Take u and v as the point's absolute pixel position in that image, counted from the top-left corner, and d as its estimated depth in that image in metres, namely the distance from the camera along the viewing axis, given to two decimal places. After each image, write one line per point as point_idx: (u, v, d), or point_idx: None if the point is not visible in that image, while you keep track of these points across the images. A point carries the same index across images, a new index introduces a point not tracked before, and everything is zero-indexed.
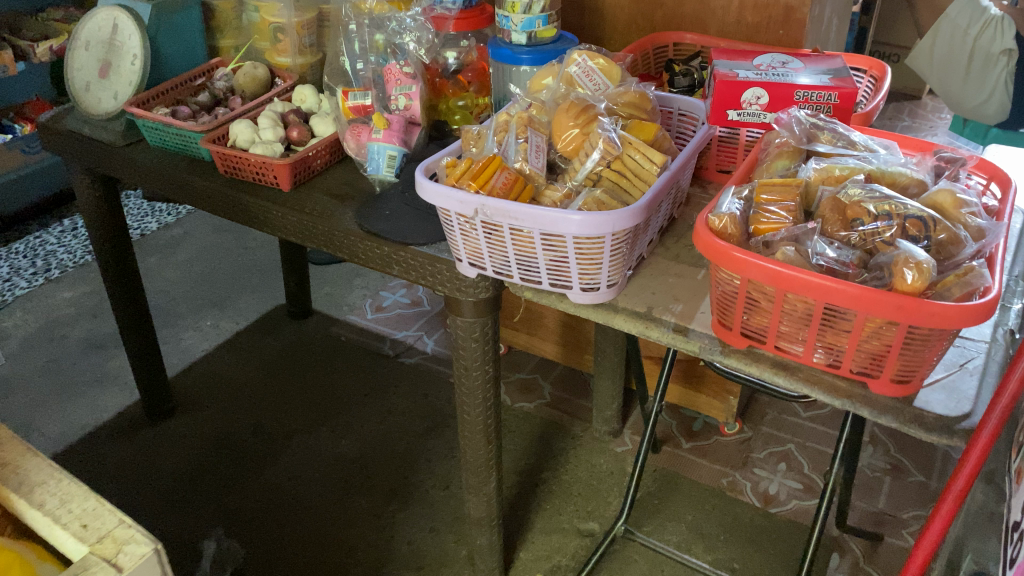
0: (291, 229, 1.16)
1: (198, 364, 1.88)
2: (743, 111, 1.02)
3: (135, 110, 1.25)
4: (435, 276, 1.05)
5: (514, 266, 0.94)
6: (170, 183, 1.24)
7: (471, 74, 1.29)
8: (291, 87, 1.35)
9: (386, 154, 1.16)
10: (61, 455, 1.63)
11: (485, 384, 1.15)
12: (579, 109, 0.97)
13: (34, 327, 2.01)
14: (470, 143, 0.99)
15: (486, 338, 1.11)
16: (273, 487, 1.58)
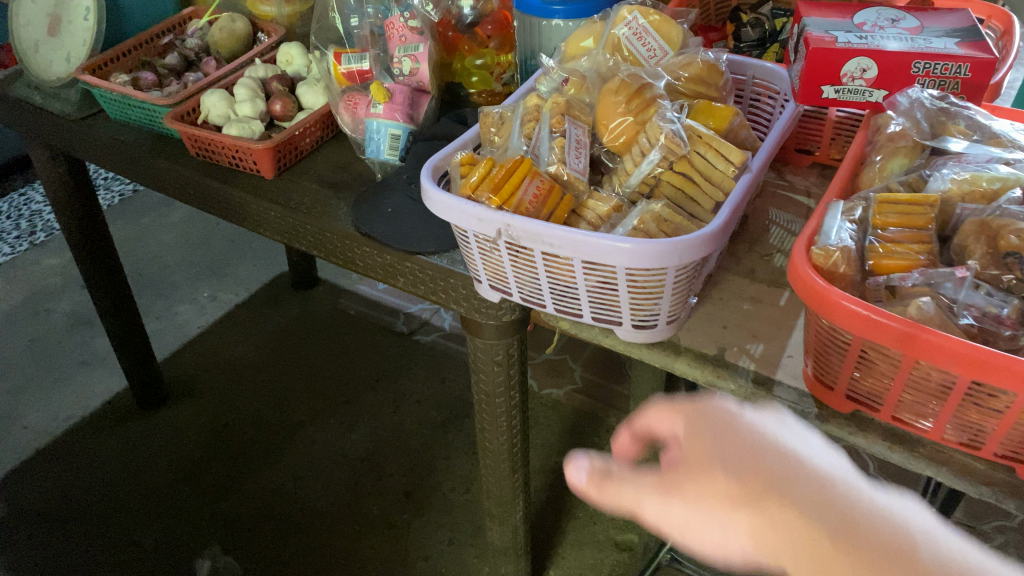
0: (275, 226, 0.96)
1: (195, 343, 1.72)
2: (843, 87, 0.78)
3: (87, 78, 1.03)
4: (449, 292, 0.86)
5: (547, 295, 0.74)
6: (135, 166, 1.04)
7: (491, 27, 1.07)
8: (277, 43, 1.12)
9: (388, 133, 0.95)
10: (44, 453, 1.49)
11: (510, 411, 0.97)
12: (633, 89, 0.74)
13: (18, 299, 1.84)
14: (489, 129, 0.79)
15: (510, 361, 0.91)
16: (275, 489, 1.43)
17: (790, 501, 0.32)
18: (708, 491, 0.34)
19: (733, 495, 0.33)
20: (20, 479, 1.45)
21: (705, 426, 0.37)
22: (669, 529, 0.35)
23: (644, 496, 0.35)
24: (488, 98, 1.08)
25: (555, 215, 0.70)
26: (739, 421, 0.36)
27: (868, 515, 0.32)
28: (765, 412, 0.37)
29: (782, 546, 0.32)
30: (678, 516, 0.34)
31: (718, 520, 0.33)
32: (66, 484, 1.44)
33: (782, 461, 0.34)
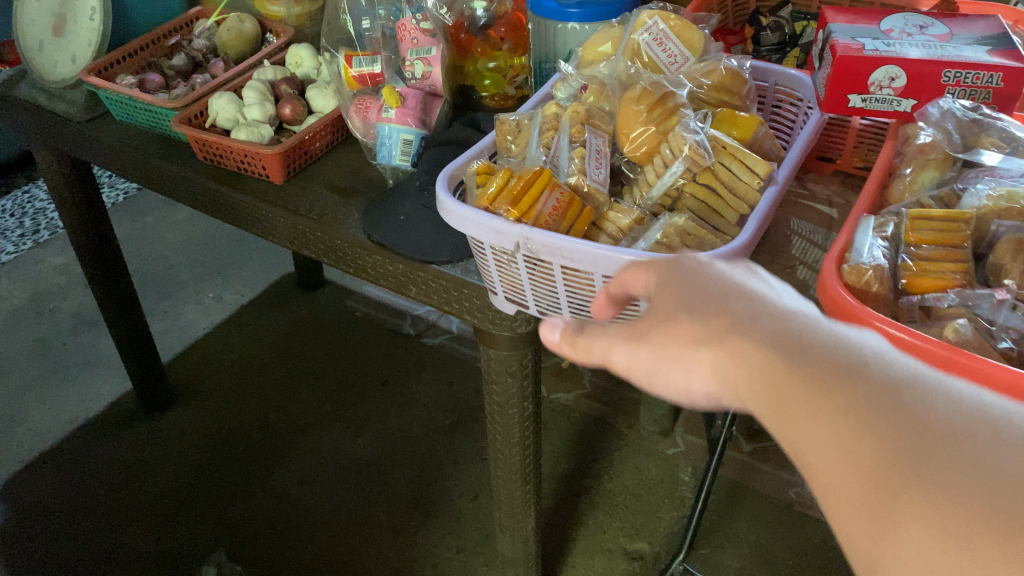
0: (284, 233, 0.94)
1: (200, 345, 1.70)
2: (870, 96, 0.75)
3: (93, 79, 1.01)
4: (463, 302, 0.83)
5: (565, 309, 0.72)
6: (141, 169, 1.02)
7: (504, 29, 1.05)
8: (287, 44, 1.10)
9: (400, 137, 0.93)
10: (48, 456, 1.48)
11: (523, 422, 0.95)
12: (655, 98, 0.72)
13: (21, 299, 1.82)
14: (506, 137, 0.77)
15: (524, 372, 0.89)
16: (282, 494, 1.41)
17: (741, 333, 0.42)
18: (674, 333, 0.44)
19: (693, 335, 0.43)
20: (24, 482, 1.44)
21: (672, 281, 0.47)
22: (646, 369, 0.46)
23: (622, 346, 0.47)
24: (501, 101, 1.06)
25: (576, 228, 0.68)
26: (706, 274, 0.46)
27: (801, 335, 0.40)
28: (732, 266, 0.47)
29: (733, 368, 0.41)
30: (651, 359, 0.45)
31: (683, 357, 0.44)
32: (70, 487, 1.42)
33: (735, 304, 0.43)
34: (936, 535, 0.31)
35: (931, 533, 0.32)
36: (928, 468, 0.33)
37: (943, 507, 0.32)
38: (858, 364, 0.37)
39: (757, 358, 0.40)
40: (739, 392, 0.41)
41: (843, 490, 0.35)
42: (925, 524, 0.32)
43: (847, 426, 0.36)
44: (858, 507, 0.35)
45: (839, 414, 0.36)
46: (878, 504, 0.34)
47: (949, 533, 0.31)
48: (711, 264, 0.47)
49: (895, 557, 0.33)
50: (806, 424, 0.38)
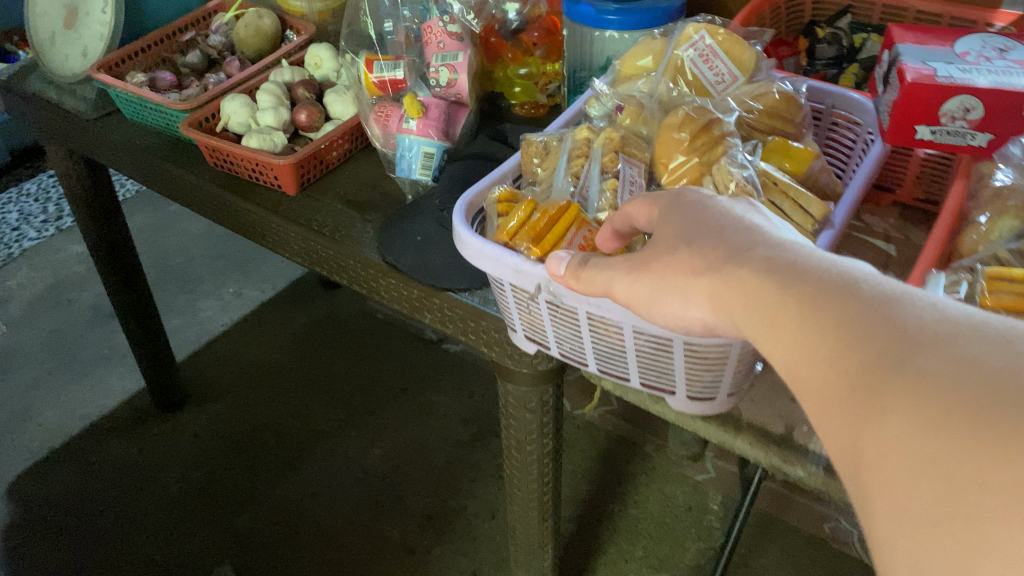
0: (295, 247, 0.88)
1: (217, 343, 1.66)
2: (940, 128, 0.67)
3: (102, 77, 0.96)
4: (480, 333, 0.77)
5: (590, 355, 0.65)
6: (151, 172, 0.97)
7: (537, 34, 0.98)
8: (307, 42, 1.04)
9: (421, 151, 0.87)
10: (58, 454, 1.45)
11: (542, 459, 0.88)
12: (699, 125, 0.65)
13: (40, 287, 1.80)
14: (532, 160, 0.70)
15: (544, 408, 0.83)
16: (292, 506, 1.36)
17: (731, 256, 0.43)
18: (676, 264, 0.46)
19: (696, 266, 0.45)
20: (33, 480, 1.41)
21: (672, 214, 0.49)
22: (645, 299, 0.48)
23: (621, 279, 0.49)
24: (532, 110, 1.00)
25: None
26: (704, 208, 0.48)
27: (792, 258, 0.41)
28: (732, 201, 0.48)
29: (725, 290, 0.43)
30: (650, 288, 0.47)
31: (680, 286, 0.45)
32: (79, 488, 1.39)
33: (729, 234, 0.45)
34: (912, 419, 0.32)
35: (909, 419, 0.32)
36: (908, 361, 0.33)
37: (917, 392, 0.32)
38: (845, 278, 0.38)
39: (748, 277, 0.41)
40: (731, 316, 0.43)
41: (826, 391, 0.36)
42: (902, 412, 0.32)
43: (832, 333, 0.36)
44: (842, 410, 0.35)
45: (824, 321, 0.37)
46: (862, 404, 0.34)
47: (928, 417, 0.31)
48: (711, 199, 0.49)
49: (876, 446, 0.33)
50: (793, 337, 0.38)
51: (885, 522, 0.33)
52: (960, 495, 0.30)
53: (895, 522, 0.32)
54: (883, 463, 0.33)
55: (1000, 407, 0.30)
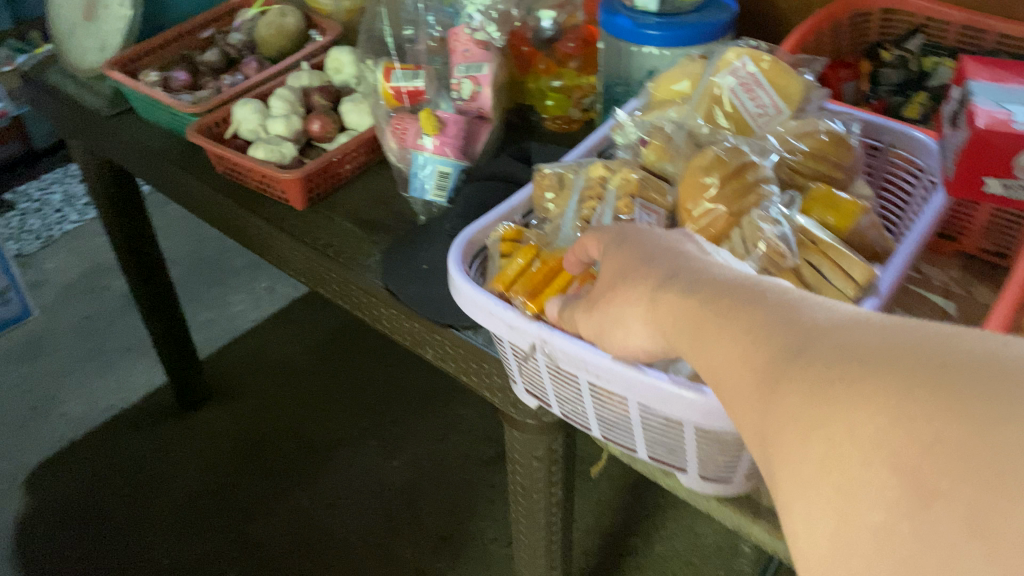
0: (299, 265, 0.83)
1: (244, 340, 1.64)
2: (1013, 181, 0.59)
3: (114, 75, 0.92)
4: (482, 376, 0.70)
5: (594, 421, 0.58)
6: (161, 176, 0.93)
7: (573, 44, 0.90)
8: (331, 42, 0.99)
9: (436, 170, 0.81)
10: (78, 446, 1.44)
11: (550, 508, 0.81)
12: (730, 169, 0.57)
13: (77, 272, 1.79)
14: (544, 193, 0.63)
15: (552, 457, 0.76)
16: (305, 517, 1.32)
17: (659, 271, 0.43)
18: (612, 285, 0.46)
19: (627, 280, 0.45)
20: (51, 471, 1.40)
21: (615, 249, 0.48)
22: (598, 329, 0.48)
23: (584, 313, 0.49)
24: (563, 125, 0.93)
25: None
26: (643, 239, 0.47)
27: (715, 277, 0.41)
28: (671, 232, 0.48)
29: (657, 312, 0.42)
30: (602, 316, 0.47)
31: (617, 308, 0.45)
32: (94, 482, 1.38)
33: (663, 259, 0.44)
34: (800, 390, 0.32)
35: (802, 395, 0.32)
36: (803, 354, 0.33)
37: (804, 370, 0.32)
38: (757, 290, 0.38)
39: (675, 298, 0.41)
40: (661, 330, 0.42)
41: (734, 383, 0.36)
42: (792, 389, 0.32)
43: (740, 340, 0.36)
44: (749, 407, 0.34)
45: (736, 330, 0.36)
46: (763, 397, 0.34)
47: (816, 393, 0.31)
48: (655, 227, 0.48)
49: (773, 425, 0.33)
50: (709, 348, 0.38)
51: (786, 496, 0.32)
52: (837, 453, 0.30)
53: (792, 494, 0.31)
54: (781, 442, 0.32)
55: (876, 368, 0.30)
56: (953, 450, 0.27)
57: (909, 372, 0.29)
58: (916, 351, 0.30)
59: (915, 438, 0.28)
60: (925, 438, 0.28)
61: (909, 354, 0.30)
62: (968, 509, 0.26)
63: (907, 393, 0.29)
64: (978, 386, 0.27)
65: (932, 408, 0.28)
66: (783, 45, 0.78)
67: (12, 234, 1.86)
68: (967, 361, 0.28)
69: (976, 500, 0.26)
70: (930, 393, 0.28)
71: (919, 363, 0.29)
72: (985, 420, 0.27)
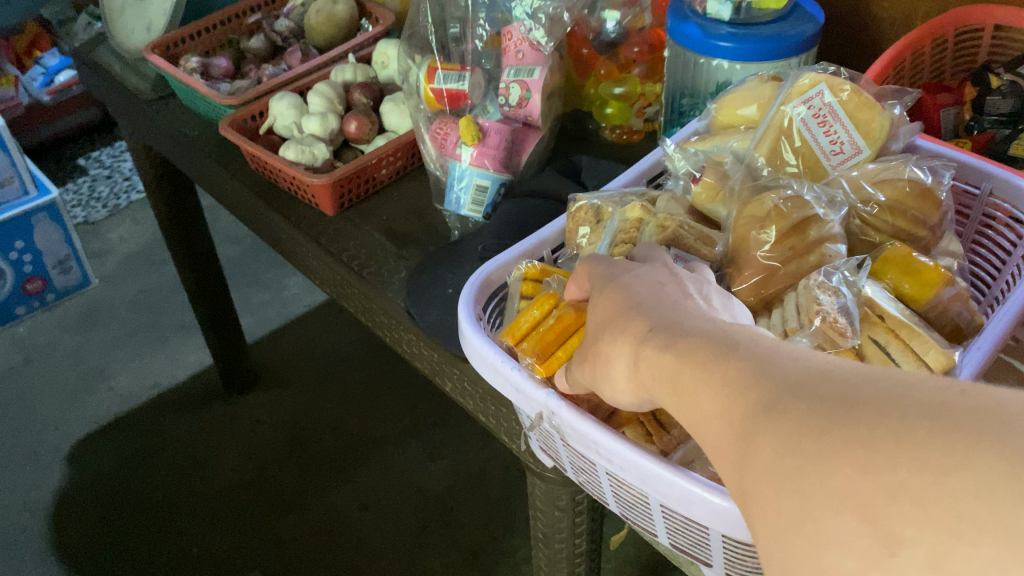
0: (324, 274, 0.78)
1: (295, 326, 1.62)
2: None
3: (154, 60, 0.88)
4: (500, 420, 0.63)
5: (612, 499, 0.50)
6: (196, 167, 0.89)
7: (639, 50, 0.82)
8: (382, 34, 0.93)
9: (472, 184, 0.74)
10: (122, 423, 1.44)
11: (573, 559, 0.74)
12: (789, 223, 0.49)
13: (139, 243, 1.80)
14: (579, 227, 0.56)
15: (576, 508, 0.69)
16: (337, 516, 1.28)
17: (638, 310, 0.37)
18: (595, 321, 0.39)
19: (608, 321, 0.38)
20: (93, 445, 1.40)
21: (599, 288, 0.41)
22: (592, 381, 0.40)
23: (578, 366, 0.41)
24: (623, 135, 0.86)
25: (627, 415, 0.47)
26: (621, 285, 0.40)
27: (689, 323, 0.34)
28: (652, 267, 0.40)
29: (637, 371, 0.35)
30: (593, 370, 0.39)
31: (603, 361, 0.38)
32: (133, 460, 1.38)
33: (649, 307, 0.37)
34: (773, 445, 0.27)
35: (774, 449, 0.27)
36: (776, 411, 0.27)
37: (776, 423, 0.27)
38: (727, 336, 0.32)
39: (655, 354, 0.34)
40: (645, 389, 0.35)
41: (714, 440, 0.30)
42: (766, 442, 0.27)
43: (713, 397, 0.30)
44: (723, 463, 0.29)
45: (709, 385, 0.30)
46: (739, 454, 0.28)
47: (788, 447, 0.26)
48: (635, 265, 0.42)
49: (747, 480, 0.28)
50: (686, 406, 0.32)
51: (760, 547, 0.27)
52: (807, 505, 0.25)
53: (764, 544, 0.27)
54: (754, 495, 0.27)
55: (849, 421, 0.25)
56: (920, 499, 0.23)
57: (877, 420, 0.25)
58: (885, 398, 0.25)
59: (880, 483, 0.24)
60: (891, 485, 0.23)
61: (879, 401, 0.25)
62: (931, 556, 0.22)
63: (873, 442, 0.24)
64: (942, 428, 0.23)
65: (896, 453, 0.24)
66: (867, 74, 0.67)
67: (81, 201, 1.88)
68: (930, 408, 0.24)
69: (942, 548, 0.22)
70: (899, 440, 0.24)
71: (893, 413, 0.25)
72: (947, 465, 0.23)
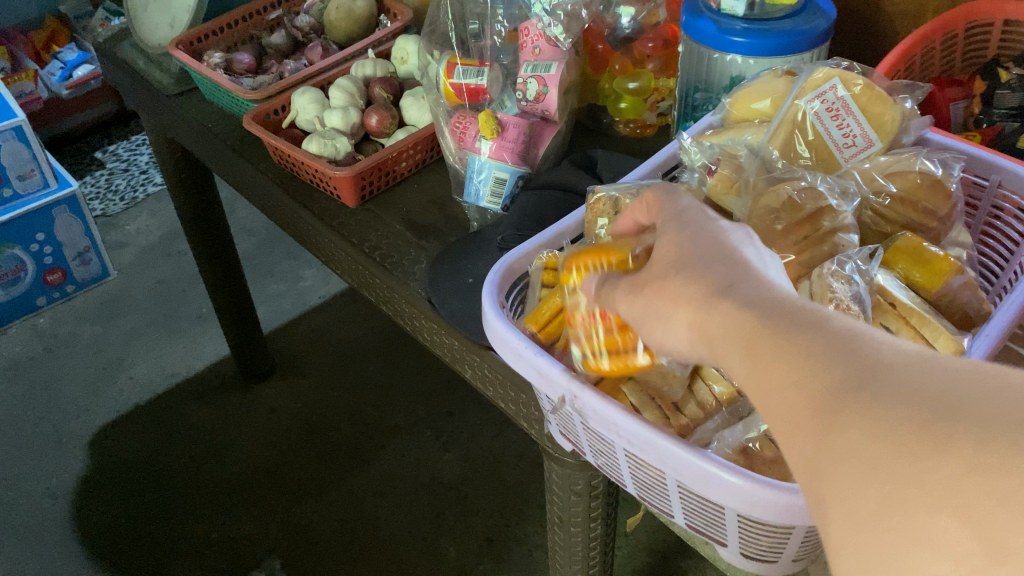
0: (346, 265, 0.79)
1: (310, 317, 1.64)
2: None
3: (179, 55, 0.90)
4: (520, 405, 0.65)
5: (630, 480, 0.52)
6: (220, 160, 0.91)
7: (653, 44, 0.84)
8: (401, 29, 0.95)
9: (492, 176, 0.76)
10: (141, 412, 1.46)
11: (588, 543, 0.76)
12: (803, 214, 0.51)
13: (156, 235, 1.82)
14: (597, 219, 0.57)
15: (592, 493, 0.70)
16: (352, 503, 1.31)
17: (712, 265, 0.36)
18: (660, 268, 0.39)
19: (678, 267, 0.37)
20: (114, 434, 1.43)
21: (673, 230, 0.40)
22: (640, 319, 0.39)
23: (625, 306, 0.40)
24: (637, 129, 0.88)
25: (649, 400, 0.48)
26: (693, 236, 0.39)
27: (769, 287, 0.34)
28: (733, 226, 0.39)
29: (707, 322, 0.35)
30: (646, 306, 0.38)
31: (661, 309, 0.38)
32: (153, 449, 1.40)
33: (725, 263, 0.36)
34: (864, 430, 0.27)
35: (865, 434, 0.27)
36: (864, 395, 0.28)
37: (874, 412, 0.27)
38: (808, 312, 0.32)
39: (733, 313, 0.34)
40: (706, 341, 0.35)
41: (789, 415, 0.31)
42: (857, 427, 0.27)
43: (797, 376, 0.30)
44: (798, 438, 0.30)
45: (790, 355, 0.31)
46: (820, 432, 0.29)
47: (882, 433, 0.27)
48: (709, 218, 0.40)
49: (830, 464, 0.28)
50: (760, 369, 0.32)
51: (832, 533, 0.28)
52: (897, 495, 0.26)
53: (839, 532, 0.28)
54: (836, 478, 0.28)
55: (954, 419, 0.26)
56: None
57: (986, 424, 0.25)
58: (993, 401, 0.25)
59: (984, 489, 0.24)
60: (995, 491, 0.24)
61: (986, 404, 0.25)
62: None
63: (979, 444, 0.25)
64: None
65: (1003, 458, 0.24)
66: (877, 68, 0.69)
67: (98, 194, 1.91)
68: None
69: None
70: (962, 433, 0.25)
71: (1002, 420, 0.25)
72: None
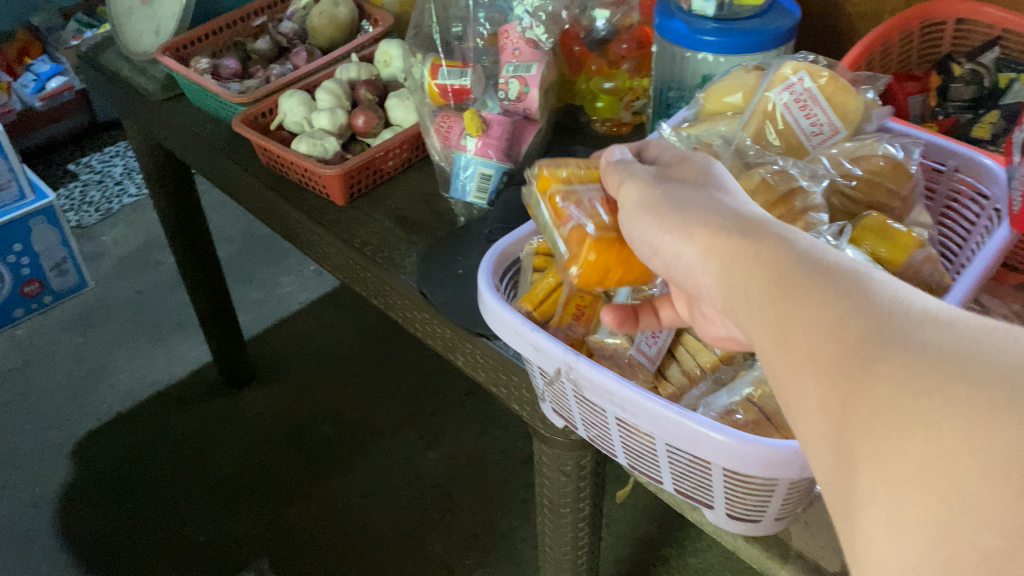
0: (337, 262, 0.82)
1: (290, 323, 1.65)
2: None
3: (167, 61, 0.92)
4: (512, 389, 0.68)
5: (621, 450, 0.56)
6: (209, 164, 0.93)
7: (628, 45, 0.88)
8: (382, 34, 0.98)
9: (477, 171, 0.79)
10: (123, 419, 1.47)
11: (577, 524, 0.79)
12: (776, 194, 0.54)
13: (132, 245, 1.83)
14: None
15: (580, 474, 0.73)
16: (338, 504, 1.32)
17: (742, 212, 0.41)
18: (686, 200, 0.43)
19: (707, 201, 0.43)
20: (97, 442, 1.43)
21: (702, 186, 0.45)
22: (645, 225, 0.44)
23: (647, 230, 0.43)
24: (613, 128, 0.90)
25: None
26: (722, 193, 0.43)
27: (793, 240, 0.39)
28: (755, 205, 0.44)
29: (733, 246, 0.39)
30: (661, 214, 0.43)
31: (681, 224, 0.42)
32: (137, 456, 1.41)
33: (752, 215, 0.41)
34: (905, 388, 0.29)
35: (905, 390, 0.29)
36: (906, 336, 0.31)
37: (918, 373, 0.29)
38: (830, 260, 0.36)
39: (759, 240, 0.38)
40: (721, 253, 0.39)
41: (813, 354, 0.33)
42: (899, 385, 0.29)
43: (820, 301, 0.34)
44: (826, 379, 0.32)
45: (826, 290, 0.34)
46: (853, 379, 0.31)
47: (928, 394, 0.29)
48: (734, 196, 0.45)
49: (866, 418, 0.30)
50: (780, 286, 0.36)
51: (863, 482, 0.30)
52: (944, 457, 0.28)
53: (871, 484, 0.29)
54: (874, 430, 0.30)
55: (1005, 388, 0.27)
56: None
57: None
58: None
59: None
60: None
61: None
62: None
63: None
64: None
65: None
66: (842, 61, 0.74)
67: (73, 205, 1.91)
68: None
69: None
70: (1003, 400, 0.27)
71: None
72: None
